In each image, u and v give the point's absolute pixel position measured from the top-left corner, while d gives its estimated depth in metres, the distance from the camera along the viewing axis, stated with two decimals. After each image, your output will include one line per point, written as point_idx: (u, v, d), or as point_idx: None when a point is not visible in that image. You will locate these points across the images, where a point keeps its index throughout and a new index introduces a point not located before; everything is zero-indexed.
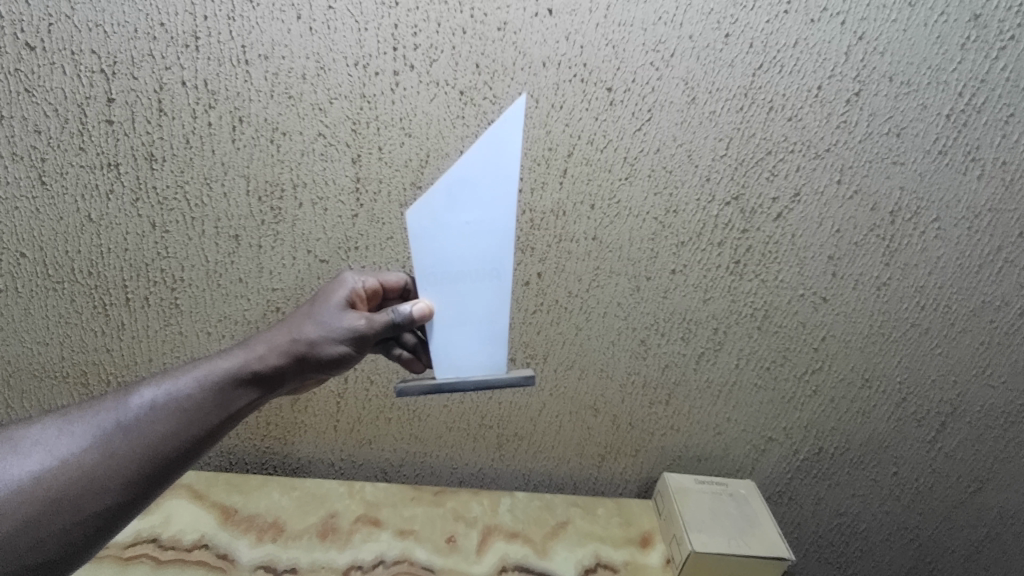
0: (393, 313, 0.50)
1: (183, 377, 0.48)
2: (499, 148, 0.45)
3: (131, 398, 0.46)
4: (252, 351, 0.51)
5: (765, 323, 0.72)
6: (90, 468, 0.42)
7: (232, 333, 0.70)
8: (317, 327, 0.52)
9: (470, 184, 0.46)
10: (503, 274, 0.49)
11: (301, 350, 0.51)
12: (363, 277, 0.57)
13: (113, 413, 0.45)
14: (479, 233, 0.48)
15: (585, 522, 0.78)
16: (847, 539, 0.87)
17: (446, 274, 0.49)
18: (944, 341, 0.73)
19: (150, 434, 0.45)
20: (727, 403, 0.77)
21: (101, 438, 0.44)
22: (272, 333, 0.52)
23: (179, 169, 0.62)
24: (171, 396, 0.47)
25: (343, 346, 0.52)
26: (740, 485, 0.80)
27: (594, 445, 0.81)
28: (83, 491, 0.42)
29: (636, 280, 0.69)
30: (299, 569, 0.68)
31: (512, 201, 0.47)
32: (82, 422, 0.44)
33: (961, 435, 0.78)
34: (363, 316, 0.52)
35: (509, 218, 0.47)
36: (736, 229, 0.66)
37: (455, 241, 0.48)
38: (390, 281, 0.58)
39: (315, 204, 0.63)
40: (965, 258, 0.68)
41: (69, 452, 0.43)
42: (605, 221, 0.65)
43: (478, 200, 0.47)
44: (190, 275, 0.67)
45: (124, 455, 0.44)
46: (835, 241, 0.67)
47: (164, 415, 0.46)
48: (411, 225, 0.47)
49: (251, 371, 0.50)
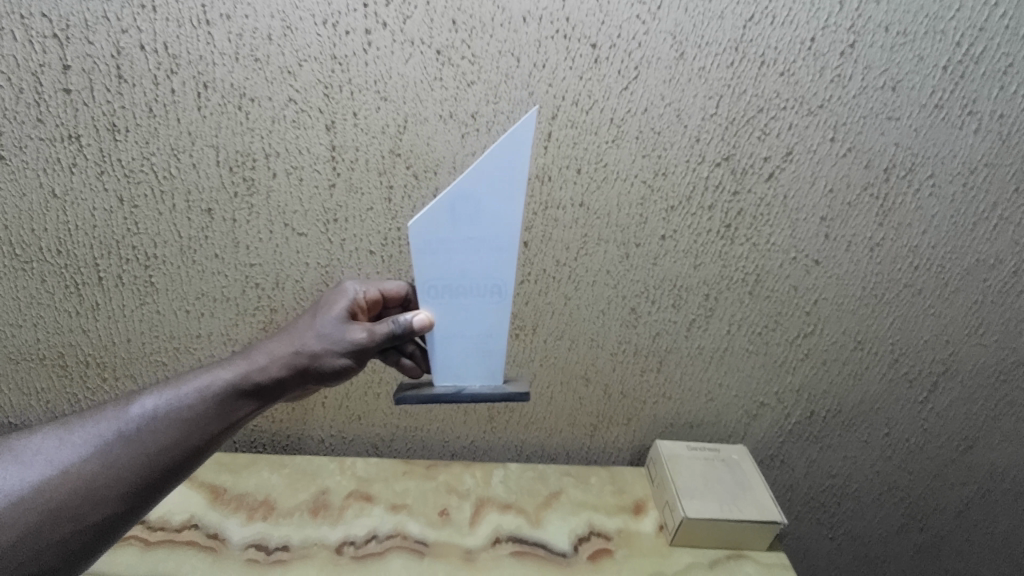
0: (392, 322, 0.49)
1: (184, 388, 0.49)
2: (504, 166, 0.43)
3: (133, 409, 0.47)
4: (252, 362, 0.51)
5: (756, 288, 0.71)
6: (90, 477, 0.43)
7: (211, 310, 0.69)
8: (318, 339, 0.51)
9: (473, 201, 0.45)
10: (504, 291, 0.49)
11: (302, 361, 0.50)
12: (364, 286, 0.55)
13: (113, 423, 0.46)
14: (482, 250, 0.47)
15: (578, 492, 0.78)
16: (838, 500, 0.89)
17: (446, 286, 0.48)
18: (937, 301, 0.72)
19: (148, 445, 0.46)
20: (719, 369, 0.77)
21: (102, 448, 0.45)
22: (273, 343, 0.52)
23: (144, 140, 0.59)
24: (170, 408, 0.48)
25: (344, 358, 0.50)
26: (733, 450, 0.80)
27: (586, 414, 0.80)
28: (81, 500, 0.42)
29: (625, 247, 0.67)
30: (290, 545, 0.68)
31: (516, 218, 0.45)
32: (82, 432, 0.45)
33: (952, 394, 0.79)
34: (364, 327, 0.50)
35: (511, 237, 0.46)
36: (727, 191, 0.64)
37: (456, 257, 0.47)
38: (390, 291, 0.56)
39: (290, 174, 0.61)
40: (959, 216, 0.66)
41: (69, 463, 0.43)
42: (592, 186, 0.63)
43: (481, 218, 0.45)
44: (163, 251, 0.65)
45: (123, 465, 0.44)
46: (827, 201, 0.65)
47: (164, 426, 0.47)
48: (412, 240, 0.46)
49: (252, 382, 0.50)
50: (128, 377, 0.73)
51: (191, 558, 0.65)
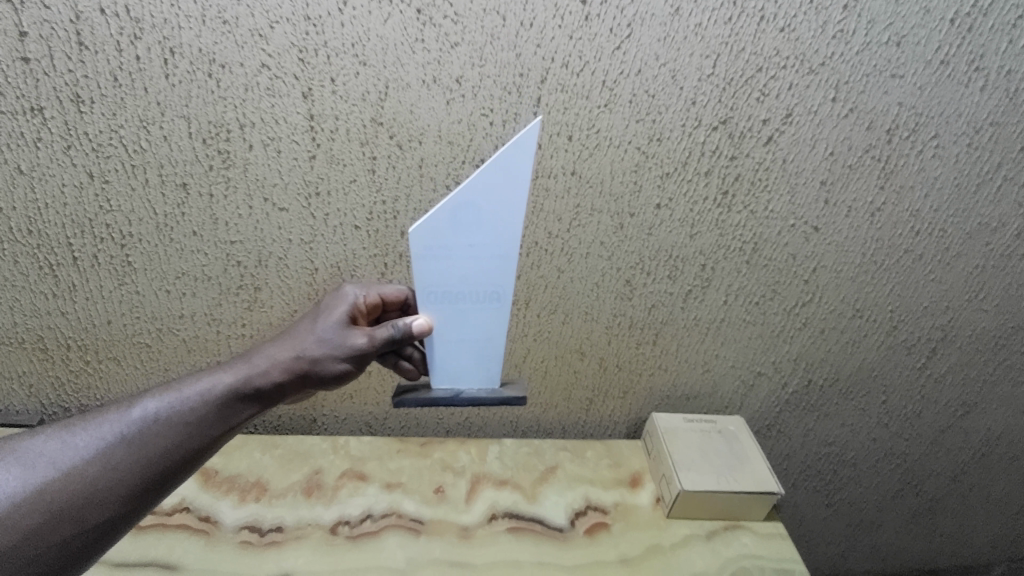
0: (392, 327, 0.48)
1: (186, 390, 0.46)
2: (507, 174, 0.43)
3: (136, 409, 0.43)
4: (254, 365, 0.48)
5: (754, 257, 0.69)
6: (92, 480, 0.39)
7: (193, 289, 0.66)
8: (320, 343, 0.49)
9: (475, 208, 0.44)
10: (503, 298, 0.48)
11: (304, 366, 0.49)
12: (365, 289, 0.55)
13: (115, 424, 0.42)
14: (482, 257, 0.46)
15: (574, 466, 0.77)
16: (835, 467, 0.90)
17: (445, 293, 0.48)
18: (937, 266, 0.71)
19: (152, 448, 0.42)
20: (716, 340, 0.75)
21: (103, 450, 0.41)
22: (276, 347, 0.50)
23: (111, 111, 0.56)
24: (173, 410, 0.44)
25: (345, 363, 0.49)
26: (729, 421, 0.79)
27: (581, 389, 0.79)
28: (81, 505, 0.39)
29: (619, 218, 0.65)
30: (284, 526, 0.67)
31: (518, 226, 0.45)
32: (83, 433, 0.41)
33: (951, 360, 0.79)
34: (365, 332, 0.49)
35: (511, 245, 0.46)
36: (724, 156, 0.62)
37: (456, 264, 0.46)
38: (390, 295, 0.55)
39: (267, 145, 0.58)
40: (963, 177, 0.65)
41: (70, 465, 0.39)
42: (584, 154, 0.61)
43: (481, 226, 0.45)
44: (139, 229, 0.62)
45: (125, 469, 0.41)
46: (827, 164, 0.63)
47: (168, 428, 0.43)
48: (411, 246, 0.45)
49: (254, 386, 0.48)
50: (112, 360, 0.71)
51: (184, 541, 0.64)
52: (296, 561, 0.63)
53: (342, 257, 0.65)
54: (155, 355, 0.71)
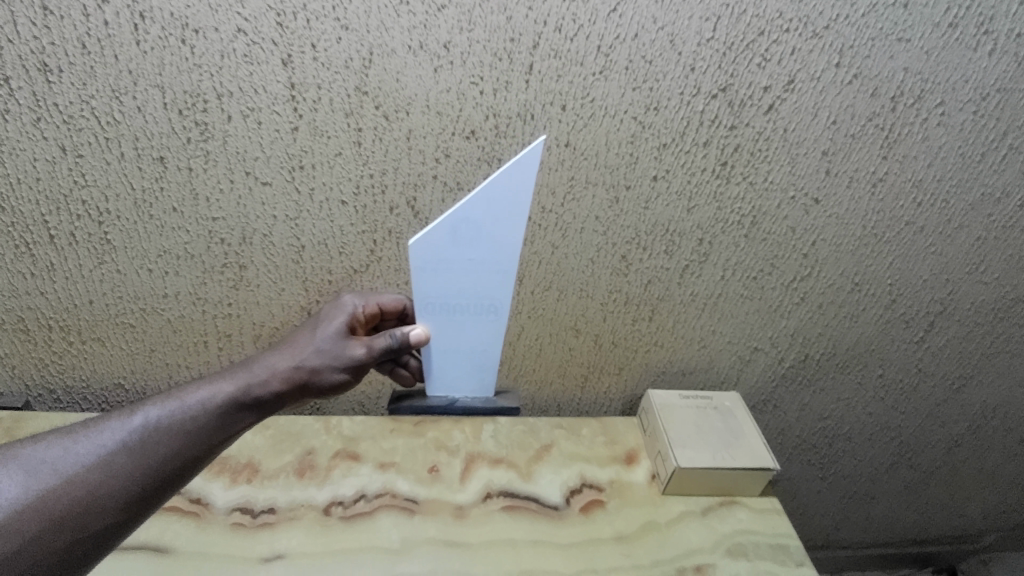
0: (390, 337, 0.54)
1: (187, 398, 0.48)
2: (505, 195, 0.48)
3: (136, 417, 0.45)
4: (254, 375, 0.52)
5: (752, 231, 0.67)
6: (93, 486, 0.41)
7: (175, 268, 0.64)
8: (318, 355, 0.54)
9: (473, 224, 0.49)
10: (498, 304, 0.54)
11: (302, 376, 0.53)
12: (362, 301, 0.61)
13: (118, 432, 0.44)
14: (480, 269, 0.52)
15: (569, 444, 0.76)
16: (830, 441, 0.90)
17: (443, 296, 0.54)
18: (938, 239, 0.70)
19: (152, 455, 0.44)
20: (712, 315, 0.74)
21: (105, 457, 0.42)
22: (274, 357, 0.54)
23: (80, 81, 0.53)
24: (174, 418, 0.46)
25: (341, 374, 0.54)
26: (725, 397, 0.78)
27: (576, 366, 0.77)
28: (85, 509, 0.40)
29: (614, 191, 0.63)
30: (276, 508, 0.66)
31: (514, 242, 0.50)
32: (85, 441, 0.42)
33: (949, 333, 0.78)
34: (360, 345, 0.55)
35: (508, 259, 0.52)
36: (723, 126, 0.60)
37: (454, 273, 0.52)
38: (388, 304, 0.63)
39: (246, 116, 0.55)
40: (967, 146, 0.63)
41: (71, 471, 0.40)
42: (578, 124, 0.59)
43: (479, 240, 0.50)
44: (117, 206, 0.60)
45: (126, 475, 0.42)
46: (829, 133, 0.61)
47: (167, 437, 0.45)
48: (413, 255, 0.50)
49: (253, 395, 0.51)
50: (96, 341, 0.70)
51: (174, 524, 0.63)
52: (289, 543, 0.62)
53: (329, 234, 0.63)
54: (140, 336, 0.70)
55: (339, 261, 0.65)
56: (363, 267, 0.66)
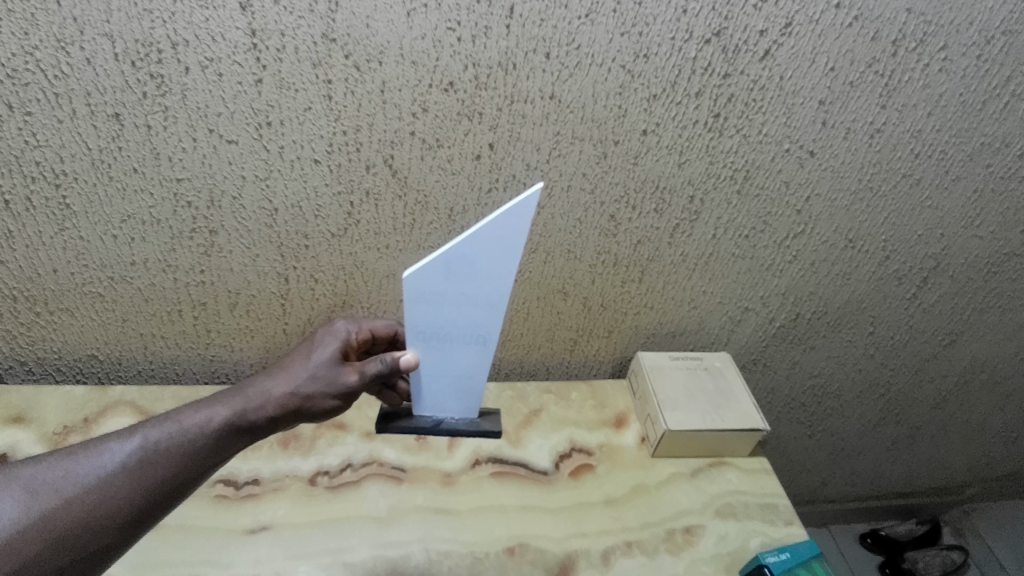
0: (380, 361, 0.54)
1: (185, 421, 0.46)
2: (503, 234, 0.48)
3: (136, 438, 0.43)
4: (251, 398, 0.49)
5: (745, 186, 0.65)
6: (92, 508, 0.40)
7: (141, 234, 0.61)
8: (313, 380, 0.52)
9: (468, 260, 0.50)
10: (488, 336, 0.56)
11: (297, 402, 0.51)
12: (355, 327, 0.61)
13: (117, 453, 0.42)
14: (471, 302, 0.53)
15: (559, 408, 0.75)
16: (819, 399, 0.90)
17: (434, 326, 0.55)
18: (934, 191, 0.68)
19: (150, 477, 0.42)
20: (704, 276, 0.72)
21: (104, 479, 0.41)
22: (269, 382, 0.51)
23: (21, 30, 0.49)
24: (173, 440, 0.44)
25: (334, 399, 0.53)
26: (715, 358, 0.77)
27: (565, 329, 0.75)
28: (79, 532, 0.39)
29: (602, 146, 0.60)
30: (261, 479, 0.63)
31: (506, 281, 0.52)
32: (84, 463, 0.41)
33: (941, 290, 0.77)
34: (354, 369, 0.54)
35: (499, 296, 0.53)
36: (717, 74, 0.57)
37: (446, 304, 0.53)
38: (380, 330, 0.63)
39: (205, 68, 0.51)
40: (969, 94, 0.61)
41: (71, 492, 0.40)
42: (564, 74, 0.55)
43: (472, 277, 0.51)
44: (73, 167, 0.56)
45: (123, 498, 0.41)
46: (827, 82, 0.58)
47: (166, 459, 0.43)
48: (408, 286, 0.51)
49: (249, 419, 0.48)
50: (64, 311, 0.65)
51: None
52: (274, 514, 0.60)
53: (302, 196, 0.59)
54: (110, 306, 0.66)
55: (315, 224, 0.62)
56: (341, 231, 0.62)
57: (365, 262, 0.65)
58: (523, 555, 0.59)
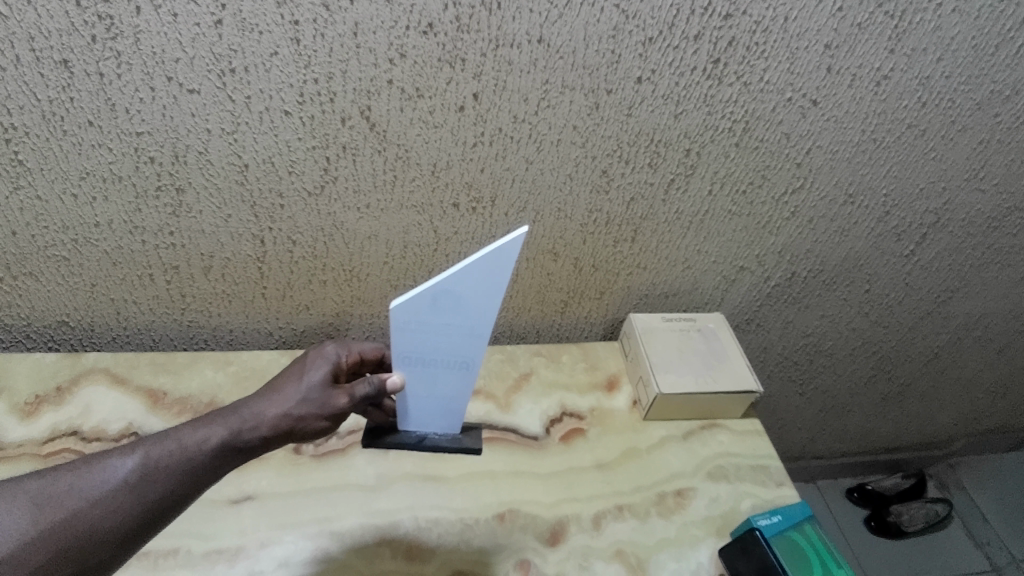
0: (368, 384, 0.53)
1: (184, 437, 0.43)
2: (492, 267, 0.47)
3: (139, 452, 0.41)
4: (245, 417, 0.46)
5: (744, 138, 0.61)
6: (93, 521, 0.37)
7: (102, 192, 0.57)
8: (306, 404, 0.49)
9: (454, 295, 0.48)
10: (473, 366, 0.54)
11: (289, 425, 0.48)
12: (345, 349, 0.56)
13: (118, 467, 0.39)
14: (457, 334, 0.51)
15: (548, 371, 0.73)
16: (811, 357, 0.89)
17: (419, 354, 0.53)
18: (939, 143, 0.65)
19: (151, 493, 0.40)
20: (699, 234, 0.69)
21: (105, 493, 0.38)
22: (263, 403, 0.48)
23: None
24: (174, 456, 0.42)
25: (324, 421, 0.50)
26: (708, 318, 0.75)
27: (556, 291, 0.73)
28: (78, 547, 0.37)
29: (594, 95, 0.56)
30: None
31: (492, 314, 0.50)
32: (87, 476, 0.39)
33: (939, 246, 0.75)
34: (345, 393, 0.52)
35: (485, 329, 0.51)
36: (717, 14, 0.53)
37: (431, 335, 0.51)
38: (370, 353, 0.58)
39: (158, 6, 0.47)
40: (981, 37, 0.57)
41: (75, 505, 0.37)
42: (553, 15, 0.51)
43: (458, 311, 0.49)
44: (22, 120, 0.51)
45: (124, 513, 0.39)
46: (834, 23, 0.55)
47: (167, 475, 0.41)
48: (393, 316, 0.49)
49: (244, 440, 0.46)
50: (29, 276, 0.61)
51: None
52: (258, 484, 0.58)
53: (274, 150, 0.55)
54: (78, 271, 0.62)
55: (290, 181, 0.58)
56: (317, 188, 0.59)
57: (345, 223, 0.62)
58: (513, 520, 0.58)
